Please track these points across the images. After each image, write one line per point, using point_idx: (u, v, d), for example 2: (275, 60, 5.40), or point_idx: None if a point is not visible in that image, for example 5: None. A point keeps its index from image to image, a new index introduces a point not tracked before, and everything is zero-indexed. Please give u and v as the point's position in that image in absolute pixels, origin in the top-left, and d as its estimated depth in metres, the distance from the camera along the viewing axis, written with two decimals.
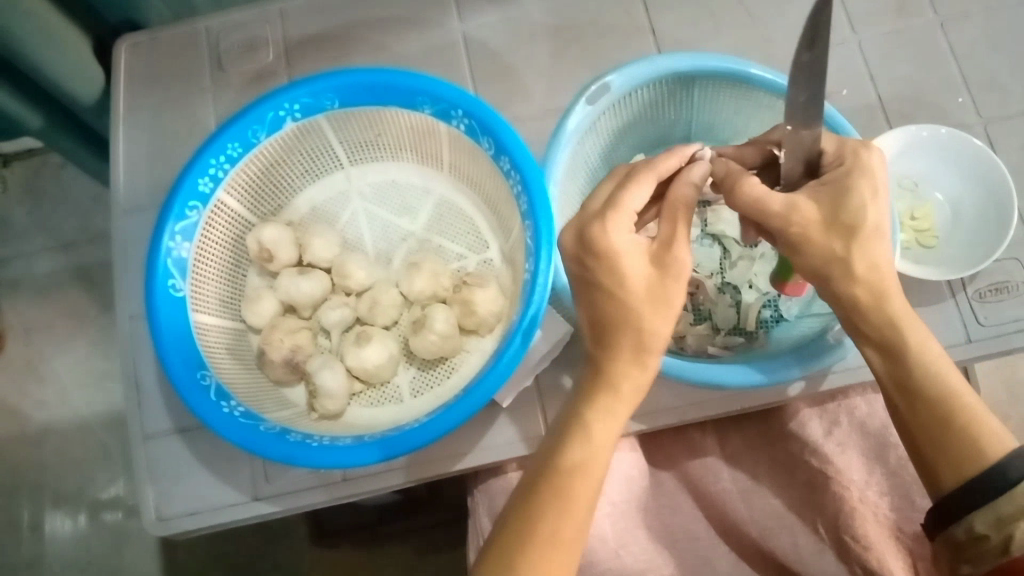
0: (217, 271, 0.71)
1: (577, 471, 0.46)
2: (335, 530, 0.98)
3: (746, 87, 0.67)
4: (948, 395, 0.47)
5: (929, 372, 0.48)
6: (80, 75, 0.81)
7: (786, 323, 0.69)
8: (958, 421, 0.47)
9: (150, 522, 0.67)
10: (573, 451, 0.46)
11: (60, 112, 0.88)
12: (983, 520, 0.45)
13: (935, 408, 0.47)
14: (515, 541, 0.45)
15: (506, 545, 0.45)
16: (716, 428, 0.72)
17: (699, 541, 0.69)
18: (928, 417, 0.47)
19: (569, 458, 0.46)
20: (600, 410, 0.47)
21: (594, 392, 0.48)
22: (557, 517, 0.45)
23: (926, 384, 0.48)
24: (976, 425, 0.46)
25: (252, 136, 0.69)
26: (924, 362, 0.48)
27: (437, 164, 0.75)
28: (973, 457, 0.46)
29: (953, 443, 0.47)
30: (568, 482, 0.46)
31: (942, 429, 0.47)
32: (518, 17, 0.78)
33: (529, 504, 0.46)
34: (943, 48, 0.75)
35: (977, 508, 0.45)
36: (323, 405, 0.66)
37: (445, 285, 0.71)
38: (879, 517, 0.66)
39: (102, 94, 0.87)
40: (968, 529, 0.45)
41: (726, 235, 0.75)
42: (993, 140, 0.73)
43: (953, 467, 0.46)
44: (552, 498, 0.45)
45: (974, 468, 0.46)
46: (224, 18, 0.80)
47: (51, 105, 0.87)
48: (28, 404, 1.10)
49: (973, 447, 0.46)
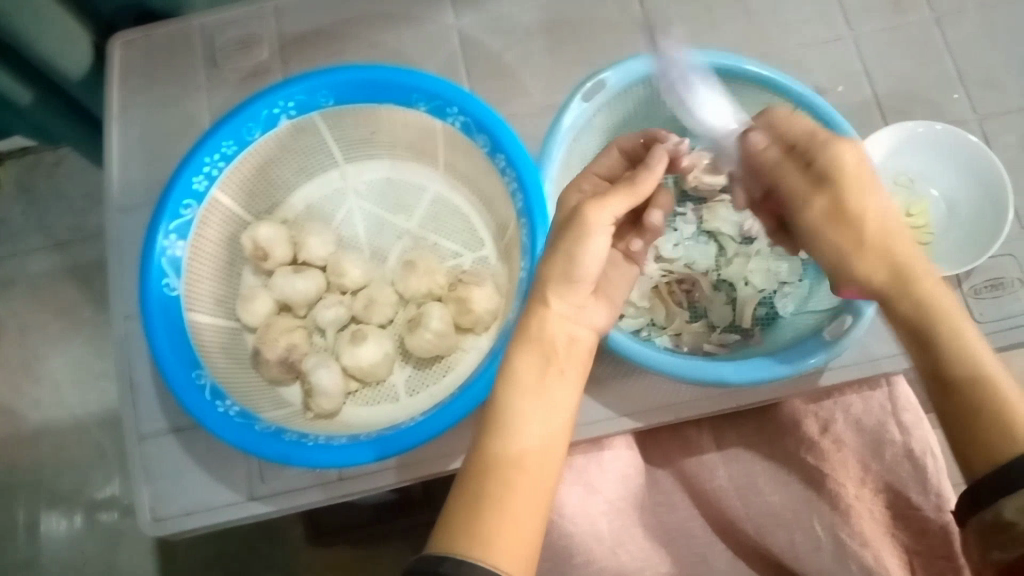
0: (211, 270, 0.71)
1: (531, 433, 0.45)
2: (332, 528, 0.99)
3: (741, 82, 0.67)
4: (982, 381, 0.48)
5: (964, 356, 0.48)
6: (69, 53, 0.80)
7: (782, 321, 0.69)
8: (992, 406, 0.47)
9: (144, 523, 0.66)
10: (528, 416, 0.46)
11: (49, 83, 0.87)
12: (1013, 505, 0.44)
13: (968, 392, 0.48)
14: (467, 507, 0.44)
15: (461, 511, 0.44)
16: (712, 427, 0.72)
17: (695, 539, 0.69)
18: (962, 399, 0.48)
19: (524, 424, 0.46)
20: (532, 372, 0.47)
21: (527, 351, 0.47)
22: (513, 480, 0.44)
23: (962, 368, 0.48)
24: (1009, 412, 0.46)
25: (246, 134, 0.68)
26: (960, 347, 0.49)
27: (433, 162, 0.75)
28: (1003, 442, 0.46)
29: (987, 426, 0.46)
30: (524, 448, 0.45)
31: (973, 412, 0.47)
32: (513, 14, 0.78)
33: (480, 469, 0.45)
34: (938, 44, 0.75)
35: (1009, 493, 0.45)
36: (319, 404, 0.66)
37: (440, 283, 0.70)
38: (874, 515, 0.67)
39: (90, 73, 0.86)
40: (997, 514, 0.45)
41: (722, 233, 0.74)
42: (988, 136, 0.72)
43: (983, 451, 0.46)
44: (506, 462, 0.45)
45: (1007, 452, 0.45)
46: (216, 15, 0.80)
47: (40, 81, 0.86)
48: (23, 404, 1.09)
49: (1006, 432, 0.46)
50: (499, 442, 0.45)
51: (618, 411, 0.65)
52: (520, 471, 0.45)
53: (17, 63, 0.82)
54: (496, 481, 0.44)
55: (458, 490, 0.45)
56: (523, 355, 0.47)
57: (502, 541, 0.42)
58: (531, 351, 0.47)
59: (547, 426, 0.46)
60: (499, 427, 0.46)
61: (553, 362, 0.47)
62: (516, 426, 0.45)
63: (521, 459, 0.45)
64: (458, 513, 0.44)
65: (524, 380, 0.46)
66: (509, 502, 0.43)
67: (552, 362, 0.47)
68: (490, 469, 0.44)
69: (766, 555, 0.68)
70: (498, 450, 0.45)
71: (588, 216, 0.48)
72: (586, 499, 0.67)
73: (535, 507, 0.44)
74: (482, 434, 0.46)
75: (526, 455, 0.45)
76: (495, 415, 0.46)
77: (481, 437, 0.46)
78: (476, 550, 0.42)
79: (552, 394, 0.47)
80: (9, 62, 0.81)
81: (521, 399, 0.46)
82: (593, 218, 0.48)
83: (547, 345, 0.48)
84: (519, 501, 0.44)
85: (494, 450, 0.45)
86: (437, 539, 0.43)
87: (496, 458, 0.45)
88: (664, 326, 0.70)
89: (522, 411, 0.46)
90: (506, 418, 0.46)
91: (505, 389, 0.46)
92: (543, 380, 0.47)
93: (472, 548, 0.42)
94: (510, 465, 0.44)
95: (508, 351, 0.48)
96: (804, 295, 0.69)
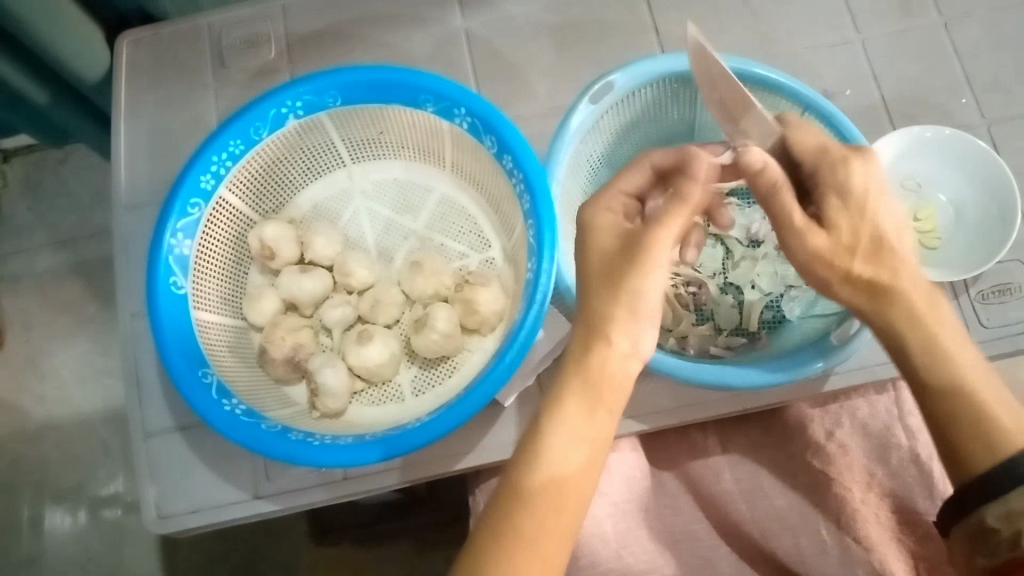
0: (218, 269, 0.71)
1: (572, 466, 0.45)
2: (338, 526, 1.00)
3: (748, 86, 0.67)
4: (963, 391, 0.47)
5: (946, 368, 0.48)
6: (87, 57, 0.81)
7: (788, 324, 0.69)
8: (970, 415, 0.47)
9: (150, 520, 0.67)
10: (567, 448, 0.45)
11: (65, 86, 0.88)
12: (993, 513, 0.45)
13: (947, 402, 0.47)
14: (497, 541, 0.43)
15: (491, 546, 0.43)
16: (718, 430, 0.72)
17: (700, 542, 0.68)
18: (945, 413, 0.47)
19: (563, 461, 0.44)
20: (580, 404, 0.45)
21: (579, 383, 0.46)
22: (546, 521, 0.43)
23: (941, 379, 0.48)
24: (988, 420, 0.47)
25: (254, 134, 0.68)
26: (938, 354, 0.48)
27: (440, 162, 0.75)
28: (979, 453, 0.46)
29: (965, 437, 0.47)
30: (559, 482, 0.44)
31: (951, 423, 0.47)
32: (521, 15, 0.78)
33: (512, 504, 0.44)
34: (947, 49, 0.75)
35: (989, 500, 0.46)
36: (325, 404, 0.66)
37: (447, 284, 0.71)
38: (879, 519, 0.67)
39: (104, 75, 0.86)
40: (981, 520, 0.46)
41: (730, 236, 0.74)
42: (996, 141, 0.72)
43: (960, 460, 0.47)
44: (541, 501, 0.44)
45: (982, 462, 0.46)
46: (225, 14, 0.80)
47: (56, 83, 0.87)
48: (28, 400, 1.10)
49: (987, 440, 0.46)
50: (534, 476, 0.44)
51: (624, 413, 0.66)
52: (553, 511, 0.44)
53: (34, 65, 0.83)
54: (529, 521, 0.43)
55: (488, 523, 0.44)
56: (574, 390, 0.46)
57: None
58: (582, 385, 0.46)
59: (590, 459, 0.45)
60: (534, 462, 0.45)
61: (603, 399, 0.46)
62: (555, 462, 0.44)
63: (557, 498, 0.44)
64: (489, 549, 0.43)
65: (571, 417, 0.45)
66: (543, 543, 0.43)
67: (603, 397, 0.46)
68: (522, 506, 0.44)
69: (767, 556, 0.67)
70: (533, 483, 0.44)
71: (652, 251, 0.47)
72: (592, 500, 0.66)
73: (564, 546, 0.44)
74: (520, 466, 0.45)
75: (561, 493, 0.44)
76: (538, 444, 0.45)
77: (515, 470, 0.45)
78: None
79: (595, 434, 0.45)
80: (26, 63, 0.82)
81: (562, 437, 0.45)
82: (657, 253, 0.47)
83: (599, 378, 0.46)
84: (549, 541, 0.43)
85: (532, 482, 0.44)
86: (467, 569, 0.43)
87: (532, 492, 0.44)
88: (672, 329, 0.69)
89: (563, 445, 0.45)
90: (544, 451, 0.45)
91: (554, 423, 0.45)
92: (588, 417, 0.46)
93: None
94: (545, 503, 0.44)
95: (560, 377, 0.46)
96: (810, 298, 0.69)
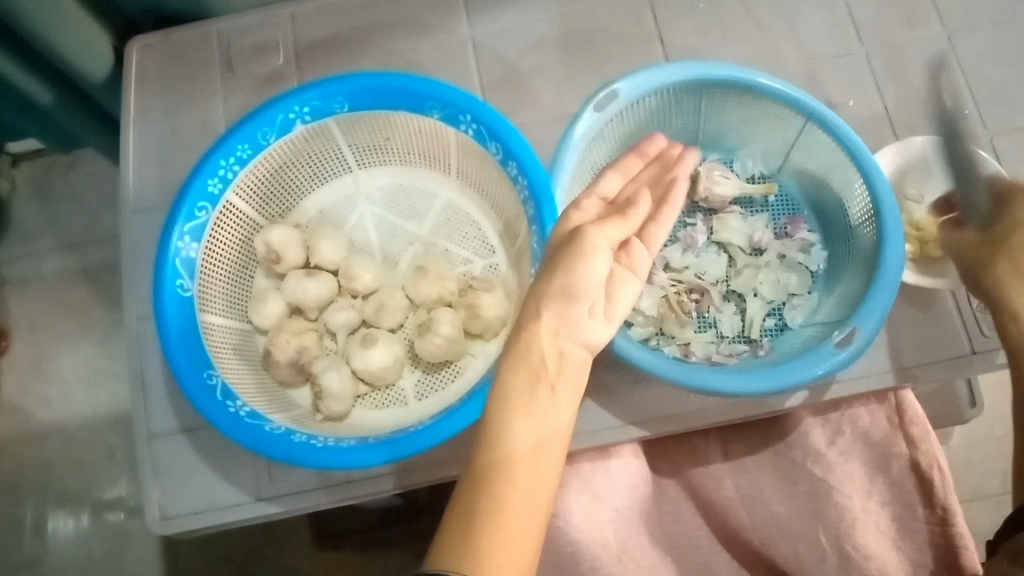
0: (224, 272, 0.71)
1: (525, 438, 0.46)
2: (339, 532, 1.00)
3: (751, 95, 0.68)
4: None
5: None
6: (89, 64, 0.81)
7: (790, 332, 0.70)
8: None
9: (153, 520, 0.67)
10: (519, 421, 0.46)
11: (69, 85, 0.90)
12: None
13: None
14: (466, 522, 0.43)
15: (455, 524, 0.43)
16: (720, 437, 0.71)
17: (700, 548, 0.71)
18: None
19: (515, 434, 0.46)
20: (523, 377, 0.48)
21: (517, 353, 0.49)
22: (503, 493, 0.44)
23: None
24: None
25: (261, 138, 0.69)
26: None
27: (444, 169, 0.76)
28: None
29: None
30: (515, 452, 0.45)
31: None
32: (528, 25, 0.78)
33: (471, 483, 0.45)
34: (950, 61, 0.75)
35: None
36: (328, 407, 0.66)
37: (451, 289, 0.71)
38: (880, 528, 0.67)
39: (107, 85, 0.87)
40: None
41: (733, 243, 0.74)
42: (999, 153, 0.73)
43: None
44: (496, 475, 0.44)
45: None
46: (235, 21, 0.81)
47: (59, 84, 0.88)
48: (33, 403, 1.10)
49: None
50: (489, 452, 0.45)
51: (626, 419, 0.66)
52: (512, 483, 0.44)
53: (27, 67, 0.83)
54: (489, 494, 0.44)
55: (454, 512, 0.44)
56: (512, 375, 0.48)
57: (498, 555, 0.42)
58: (523, 367, 0.48)
59: (543, 430, 0.46)
60: (491, 438, 0.46)
61: (547, 375, 0.48)
62: (509, 434, 0.46)
63: (513, 468, 0.45)
64: (449, 528, 0.43)
65: (520, 392, 0.47)
66: (502, 514, 0.43)
67: (543, 375, 0.48)
68: (486, 485, 0.44)
69: (768, 561, 0.70)
70: (488, 461, 0.45)
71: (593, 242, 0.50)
72: (593, 505, 0.67)
73: (530, 517, 0.44)
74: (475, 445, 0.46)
75: (521, 467, 0.45)
76: (487, 423, 0.47)
77: (474, 449, 0.46)
78: (471, 566, 0.41)
79: (546, 405, 0.47)
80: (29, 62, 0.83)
81: (517, 413, 0.47)
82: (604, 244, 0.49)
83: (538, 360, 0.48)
84: (512, 511, 0.43)
85: (488, 455, 0.45)
86: (434, 554, 0.43)
87: (489, 468, 0.45)
88: (674, 337, 0.70)
89: (510, 417, 0.46)
90: (496, 432, 0.46)
91: (498, 405, 0.47)
92: (538, 392, 0.48)
93: (468, 563, 0.41)
94: (503, 477, 0.44)
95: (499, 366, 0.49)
96: None
